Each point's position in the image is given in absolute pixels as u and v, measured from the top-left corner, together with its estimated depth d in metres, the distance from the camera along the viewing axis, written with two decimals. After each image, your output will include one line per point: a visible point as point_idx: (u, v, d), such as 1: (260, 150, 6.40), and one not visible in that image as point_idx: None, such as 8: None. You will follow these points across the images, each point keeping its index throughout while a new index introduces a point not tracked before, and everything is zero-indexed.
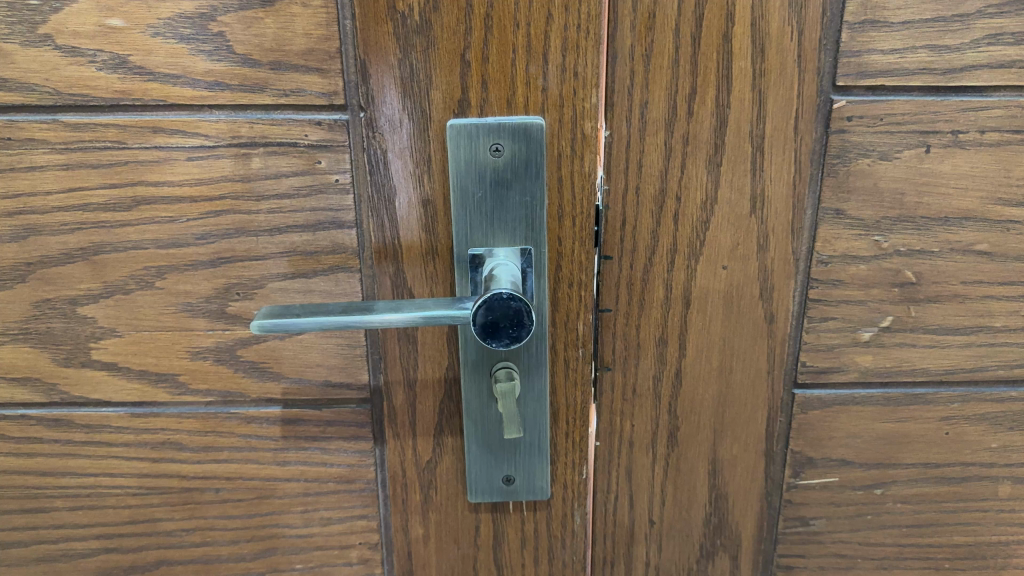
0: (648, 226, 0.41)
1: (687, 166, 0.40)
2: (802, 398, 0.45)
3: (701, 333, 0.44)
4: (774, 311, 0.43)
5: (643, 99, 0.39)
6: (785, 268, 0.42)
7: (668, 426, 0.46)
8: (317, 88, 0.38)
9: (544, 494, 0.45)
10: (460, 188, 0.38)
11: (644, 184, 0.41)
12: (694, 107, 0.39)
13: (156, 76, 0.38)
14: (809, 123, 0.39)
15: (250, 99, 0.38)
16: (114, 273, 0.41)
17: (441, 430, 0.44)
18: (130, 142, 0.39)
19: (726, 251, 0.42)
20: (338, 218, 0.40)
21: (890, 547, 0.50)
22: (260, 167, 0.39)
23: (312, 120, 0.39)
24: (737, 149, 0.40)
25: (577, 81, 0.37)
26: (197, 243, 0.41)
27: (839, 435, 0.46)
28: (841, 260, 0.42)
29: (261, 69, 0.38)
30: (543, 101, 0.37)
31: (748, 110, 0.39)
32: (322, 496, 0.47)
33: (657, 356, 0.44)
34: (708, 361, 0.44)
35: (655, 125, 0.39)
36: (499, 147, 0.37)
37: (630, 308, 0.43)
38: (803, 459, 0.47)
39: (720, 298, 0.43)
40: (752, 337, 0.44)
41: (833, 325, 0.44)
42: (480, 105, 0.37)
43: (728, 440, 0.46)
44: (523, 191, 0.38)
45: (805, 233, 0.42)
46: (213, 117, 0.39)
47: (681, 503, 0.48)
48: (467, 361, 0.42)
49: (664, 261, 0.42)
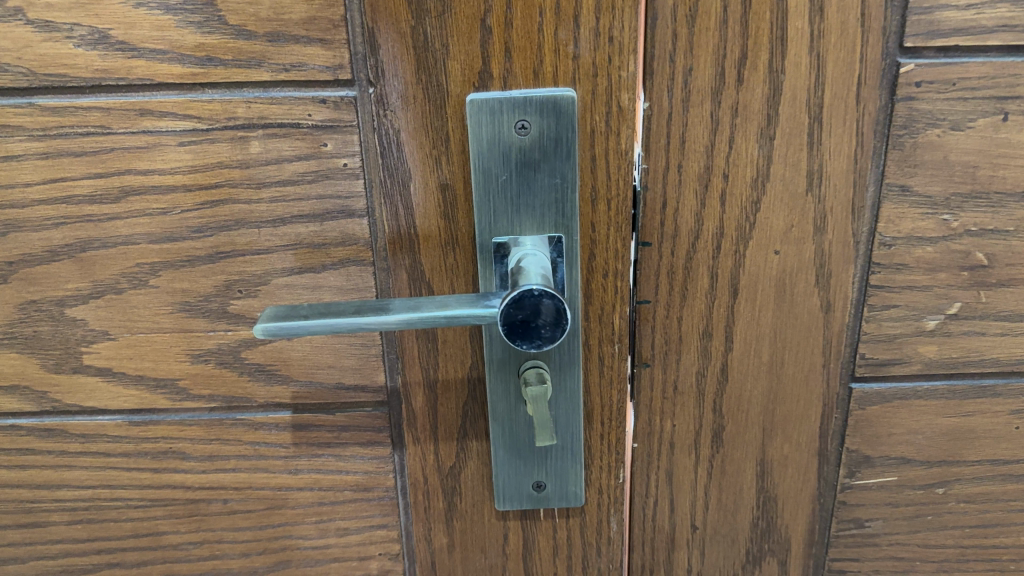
0: (692, 209, 0.37)
1: (737, 140, 0.36)
2: (860, 392, 0.41)
3: (750, 325, 0.39)
4: (832, 299, 0.39)
5: (687, 66, 0.34)
6: (844, 252, 0.38)
7: (713, 425, 0.42)
8: (320, 61, 0.34)
9: (578, 500, 0.41)
10: (483, 170, 0.34)
11: (687, 161, 0.36)
12: (744, 74, 0.35)
13: (140, 51, 0.34)
14: (873, 90, 0.35)
15: (246, 76, 0.34)
16: (104, 271, 0.38)
17: (464, 434, 0.41)
18: (114, 127, 0.35)
19: (779, 234, 0.37)
20: (347, 207, 0.36)
21: (951, 548, 0.46)
22: (259, 152, 0.35)
23: (316, 97, 0.35)
24: (791, 119, 0.35)
25: (613, 47, 0.33)
26: (193, 236, 0.37)
27: (899, 432, 0.43)
28: (906, 242, 0.38)
29: (258, 41, 0.34)
30: (574, 70, 0.33)
31: (804, 77, 0.35)
32: (338, 505, 0.44)
33: (700, 350, 0.40)
34: (759, 354, 0.40)
35: (700, 95, 0.35)
36: (525, 123, 0.34)
37: (671, 299, 0.39)
38: (860, 458, 0.43)
39: (772, 285, 0.38)
40: (806, 329, 0.39)
41: (895, 313, 0.39)
42: (504, 77, 0.33)
43: (778, 440, 0.42)
44: (552, 171, 0.34)
45: (866, 212, 0.37)
46: (206, 97, 0.35)
47: (726, 507, 0.44)
48: (492, 360, 0.38)
49: (710, 246, 0.38)
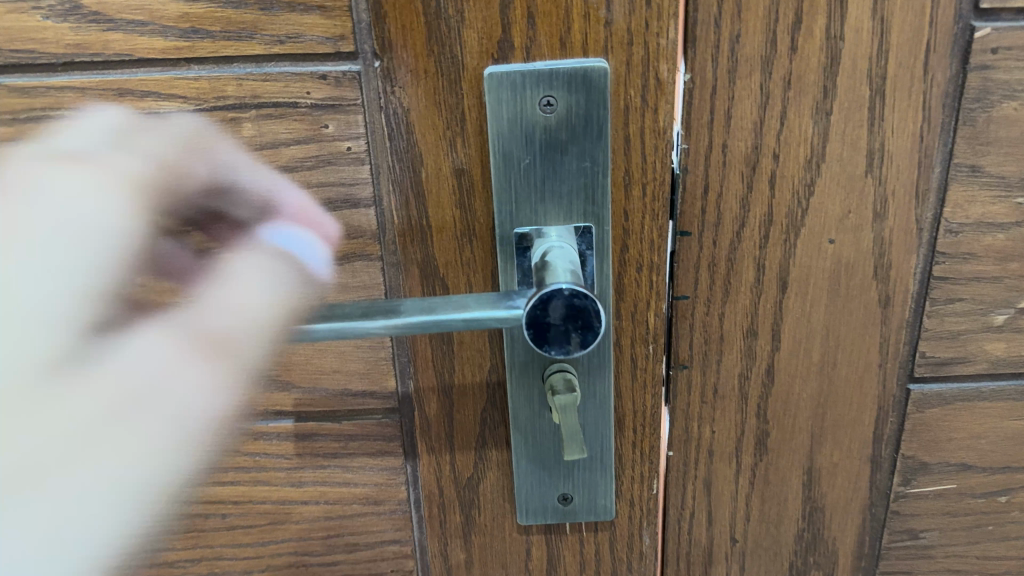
0: (736, 194, 0.33)
1: (789, 116, 0.32)
2: (919, 394, 0.37)
3: (800, 321, 0.36)
4: (891, 292, 0.35)
5: (734, 31, 0.30)
6: (906, 240, 0.34)
7: (756, 431, 0.38)
8: (319, 31, 0.30)
9: (608, 514, 0.38)
10: (504, 153, 0.31)
11: (733, 140, 0.32)
12: (797, 40, 0.30)
13: (116, 23, 0.30)
14: (943, 58, 0.31)
15: (236, 49, 0.30)
16: None
17: (483, 442, 0.38)
18: (91, 110, 0.31)
19: (834, 221, 0.33)
20: (352, 195, 0.33)
21: (1012, 560, 0.42)
22: (253, 135, 0.32)
23: (314, 73, 0.31)
24: (852, 92, 0.31)
25: (651, 10, 0.29)
26: None
27: (960, 437, 0.39)
28: (975, 229, 0.34)
29: (248, 10, 0.29)
30: (606, 38, 0.29)
31: (867, 43, 0.30)
32: (346, 519, 0.40)
33: (743, 350, 0.36)
34: (808, 353, 0.36)
35: (748, 64, 0.31)
36: (550, 100, 0.30)
37: (712, 294, 0.35)
38: (916, 465, 0.39)
39: (826, 278, 0.35)
40: (861, 325, 0.36)
41: (960, 307, 0.35)
42: (526, 46, 0.29)
43: (827, 447, 0.39)
44: (581, 154, 0.31)
45: (931, 197, 0.33)
46: (192, 74, 0.31)
47: (768, 518, 0.40)
48: (514, 363, 0.35)
49: (756, 235, 0.34)
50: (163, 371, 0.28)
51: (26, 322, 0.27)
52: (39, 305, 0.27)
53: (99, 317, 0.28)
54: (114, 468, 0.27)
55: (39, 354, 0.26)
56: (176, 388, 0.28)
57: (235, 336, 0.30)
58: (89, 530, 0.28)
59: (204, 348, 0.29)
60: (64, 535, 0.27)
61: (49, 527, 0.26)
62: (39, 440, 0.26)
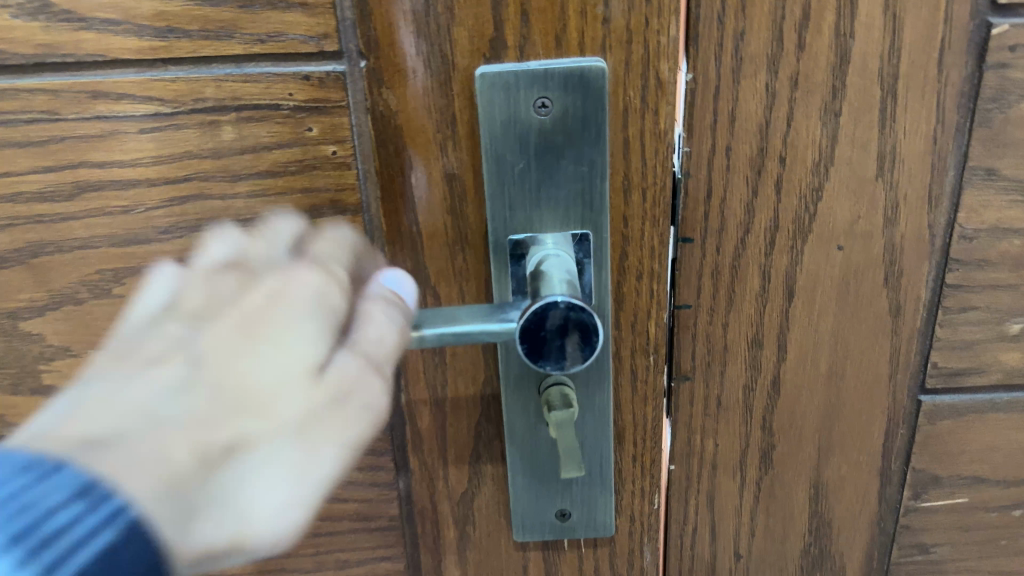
0: (741, 199, 0.32)
1: (796, 117, 0.30)
2: (930, 406, 0.36)
3: (807, 330, 0.34)
4: (902, 300, 0.33)
5: (738, 29, 0.29)
6: (918, 246, 0.32)
7: (761, 444, 0.37)
8: (302, 30, 0.28)
9: (607, 530, 0.36)
10: (496, 157, 0.29)
11: (737, 143, 0.31)
12: (805, 38, 0.29)
13: (88, 22, 0.28)
14: (958, 57, 0.29)
15: (215, 49, 0.29)
16: (60, 279, 0.33)
17: (478, 457, 0.36)
18: (64, 112, 0.30)
19: (843, 227, 0.32)
20: (338, 202, 0.31)
21: None
22: (234, 139, 0.30)
23: (297, 74, 0.29)
24: (862, 92, 0.30)
25: (650, 7, 0.27)
26: (161, 238, 0.32)
27: (972, 449, 0.37)
28: (990, 235, 0.32)
29: (227, 7, 0.28)
30: (604, 36, 0.28)
31: (878, 41, 0.29)
32: (336, 536, 0.39)
33: (748, 361, 0.35)
34: (816, 364, 0.35)
35: (753, 64, 0.29)
36: (545, 102, 0.28)
37: (715, 302, 0.34)
38: (927, 478, 0.38)
39: (834, 286, 0.33)
40: (871, 334, 0.34)
41: (974, 316, 0.34)
42: (520, 45, 0.28)
43: (835, 460, 0.37)
44: (578, 158, 0.29)
45: (945, 201, 0.32)
46: (169, 75, 0.29)
47: (774, 534, 0.39)
48: (509, 375, 0.33)
49: (762, 242, 0.32)
50: (341, 377, 0.22)
51: (280, 300, 0.22)
52: (278, 286, 0.23)
53: (324, 303, 0.23)
54: (322, 446, 0.21)
55: (231, 323, 0.22)
56: (360, 398, 0.22)
57: (375, 378, 0.23)
58: (289, 521, 0.21)
59: (336, 391, 0.22)
60: (253, 518, 0.20)
61: (266, 499, 0.20)
62: (267, 403, 0.21)
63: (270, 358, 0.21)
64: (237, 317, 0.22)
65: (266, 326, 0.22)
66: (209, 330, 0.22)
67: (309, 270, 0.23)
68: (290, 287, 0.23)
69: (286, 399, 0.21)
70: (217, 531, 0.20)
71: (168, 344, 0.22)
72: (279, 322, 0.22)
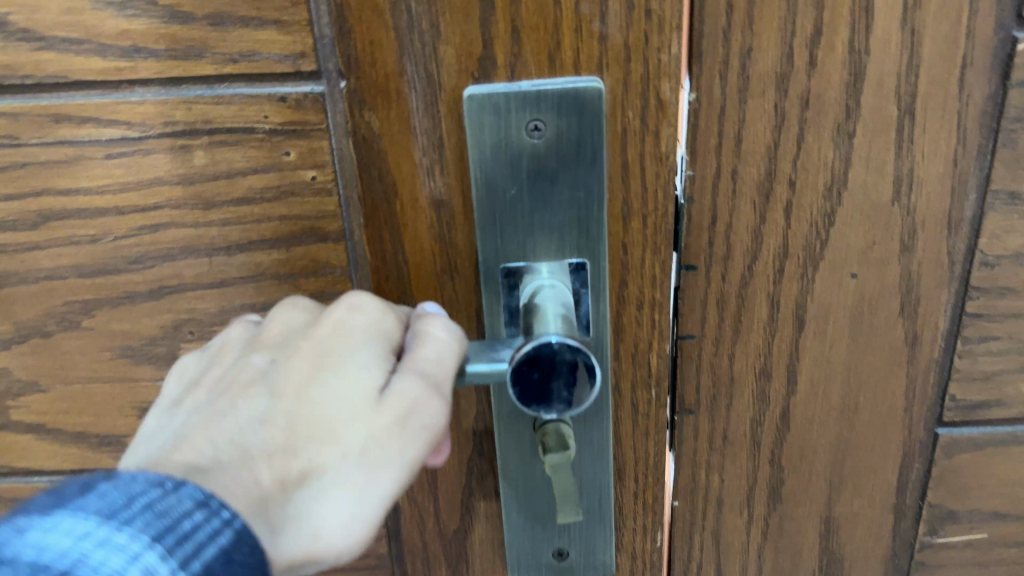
0: (748, 224, 0.30)
1: (807, 139, 0.28)
2: (948, 439, 0.34)
3: (818, 361, 0.32)
4: (919, 330, 0.32)
5: (745, 45, 0.27)
6: (937, 274, 0.30)
7: (770, 479, 0.35)
8: (277, 49, 0.26)
9: (608, 570, 0.34)
10: (487, 183, 0.27)
11: (744, 166, 0.29)
12: (817, 54, 0.27)
13: (49, 42, 0.27)
14: (981, 74, 0.27)
15: (184, 69, 0.27)
16: (26, 311, 0.31)
17: (470, 494, 0.34)
18: (25, 137, 0.28)
19: (857, 254, 0.30)
20: (319, 229, 0.29)
21: None
22: (206, 164, 0.28)
23: (273, 95, 0.27)
24: (878, 111, 0.28)
25: (650, 22, 0.25)
26: (131, 268, 0.30)
27: (992, 484, 0.35)
28: (1013, 261, 0.30)
29: (196, 25, 0.26)
30: (601, 54, 0.26)
31: (895, 58, 0.27)
32: None
33: (755, 394, 0.33)
34: (828, 397, 0.33)
35: (761, 82, 0.27)
36: (539, 125, 0.27)
37: (721, 332, 0.32)
38: (944, 514, 0.36)
39: (847, 315, 0.31)
40: (885, 366, 0.32)
41: (995, 346, 0.32)
42: (511, 64, 0.26)
43: (848, 496, 0.35)
44: (574, 183, 0.27)
45: (965, 226, 0.30)
46: (135, 97, 0.27)
47: (782, 571, 0.37)
48: (502, 412, 0.31)
49: (770, 269, 0.30)
50: (401, 400, 0.23)
51: (341, 334, 0.24)
52: (341, 320, 0.25)
53: (387, 325, 0.25)
54: (386, 465, 0.23)
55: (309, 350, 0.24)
56: (414, 419, 0.23)
57: (434, 398, 0.24)
58: (358, 533, 0.23)
59: (394, 415, 0.23)
60: (324, 531, 0.22)
61: (336, 516, 0.23)
62: (335, 430, 0.23)
63: (339, 386, 0.23)
64: (307, 349, 0.24)
65: (333, 357, 0.24)
66: (284, 366, 0.24)
67: (364, 303, 0.25)
68: (348, 322, 0.25)
69: (351, 423, 0.23)
70: (297, 542, 0.22)
71: (254, 375, 0.24)
72: (343, 356, 0.24)
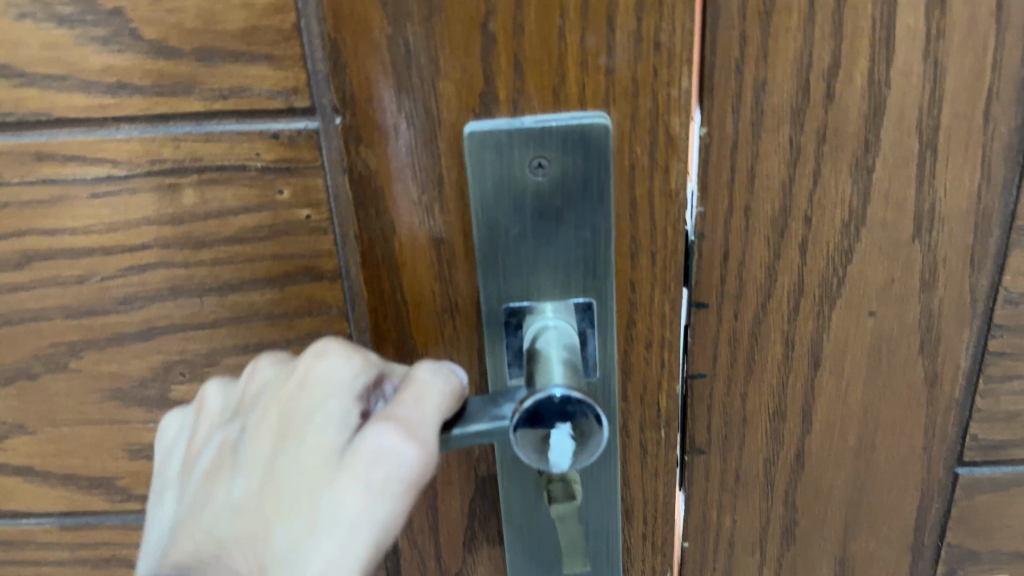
0: (762, 261, 0.28)
1: (823, 174, 0.27)
2: (968, 479, 0.33)
3: (834, 401, 0.31)
4: (939, 369, 0.30)
5: (759, 79, 0.26)
6: (958, 312, 0.29)
7: (783, 520, 0.34)
8: (268, 84, 0.25)
9: None
10: (488, 221, 0.26)
11: (757, 202, 0.28)
12: (834, 88, 0.26)
13: (30, 78, 0.25)
14: (1007, 108, 0.26)
15: (171, 106, 0.26)
16: (12, 353, 0.30)
17: (473, 535, 0.33)
18: (8, 175, 0.27)
19: (875, 291, 0.29)
20: (314, 268, 0.28)
21: None
22: (196, 203, 0.27)
23: (265, 131, 0.26)
24: (898, 146, 0.27)
25: (660, 56, 0.24)
26: (119, 309, 0.29)
27: (1014, 524, 0.34)
28: None
29: (183, 60, 0.25)
30: (607, 89, 0.25)
31: (916, 91, 0.26)
32: None
33: (768, 433, 0.32)
34: (844, 437, 0.32)
35: (775, 116, 0.26)
36: (542, 162, 0.25)
37: (732, 371, 0.30)
38: (964, 554, 0.35)
39: (864, 354, 0.30)
40: (904, 405, 0.31)
41: (1018, 384, 0.31)
42: (513, 99, 0.25)
43: (864, 536, 0.34)
44: (579, 222, 0.26)
45: (988, 263, 0.29)
46: (121, 135, 0.26)
47: None
48: (505, 458, 0.30)
49: (784, 308, 0.29)
50: (370, 446, 0.22)
51: (308, 388, 0.24)
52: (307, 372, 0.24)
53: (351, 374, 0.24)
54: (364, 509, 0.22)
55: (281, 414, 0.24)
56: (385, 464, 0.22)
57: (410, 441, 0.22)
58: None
59: (365, 462, 0.22)
60: None
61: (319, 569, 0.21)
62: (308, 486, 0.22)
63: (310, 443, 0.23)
64: (278, 412, 0.24)
65: (303, 412, 0.23)
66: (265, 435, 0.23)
67: (330, 350, 0.24)
68: (315, 372, 0.24)
69: (323, 478, 0.22)
70: None
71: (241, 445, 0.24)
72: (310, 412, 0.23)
